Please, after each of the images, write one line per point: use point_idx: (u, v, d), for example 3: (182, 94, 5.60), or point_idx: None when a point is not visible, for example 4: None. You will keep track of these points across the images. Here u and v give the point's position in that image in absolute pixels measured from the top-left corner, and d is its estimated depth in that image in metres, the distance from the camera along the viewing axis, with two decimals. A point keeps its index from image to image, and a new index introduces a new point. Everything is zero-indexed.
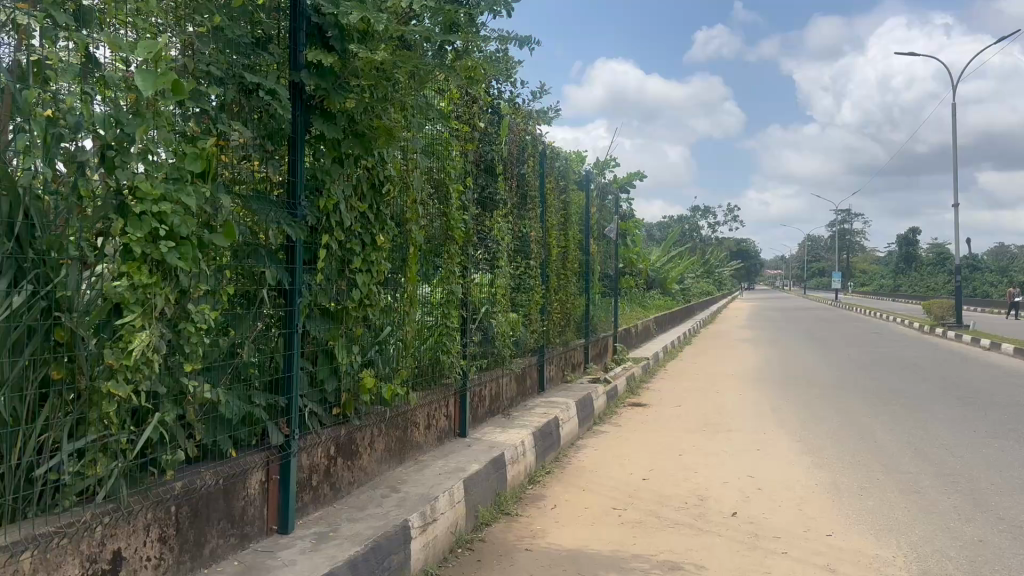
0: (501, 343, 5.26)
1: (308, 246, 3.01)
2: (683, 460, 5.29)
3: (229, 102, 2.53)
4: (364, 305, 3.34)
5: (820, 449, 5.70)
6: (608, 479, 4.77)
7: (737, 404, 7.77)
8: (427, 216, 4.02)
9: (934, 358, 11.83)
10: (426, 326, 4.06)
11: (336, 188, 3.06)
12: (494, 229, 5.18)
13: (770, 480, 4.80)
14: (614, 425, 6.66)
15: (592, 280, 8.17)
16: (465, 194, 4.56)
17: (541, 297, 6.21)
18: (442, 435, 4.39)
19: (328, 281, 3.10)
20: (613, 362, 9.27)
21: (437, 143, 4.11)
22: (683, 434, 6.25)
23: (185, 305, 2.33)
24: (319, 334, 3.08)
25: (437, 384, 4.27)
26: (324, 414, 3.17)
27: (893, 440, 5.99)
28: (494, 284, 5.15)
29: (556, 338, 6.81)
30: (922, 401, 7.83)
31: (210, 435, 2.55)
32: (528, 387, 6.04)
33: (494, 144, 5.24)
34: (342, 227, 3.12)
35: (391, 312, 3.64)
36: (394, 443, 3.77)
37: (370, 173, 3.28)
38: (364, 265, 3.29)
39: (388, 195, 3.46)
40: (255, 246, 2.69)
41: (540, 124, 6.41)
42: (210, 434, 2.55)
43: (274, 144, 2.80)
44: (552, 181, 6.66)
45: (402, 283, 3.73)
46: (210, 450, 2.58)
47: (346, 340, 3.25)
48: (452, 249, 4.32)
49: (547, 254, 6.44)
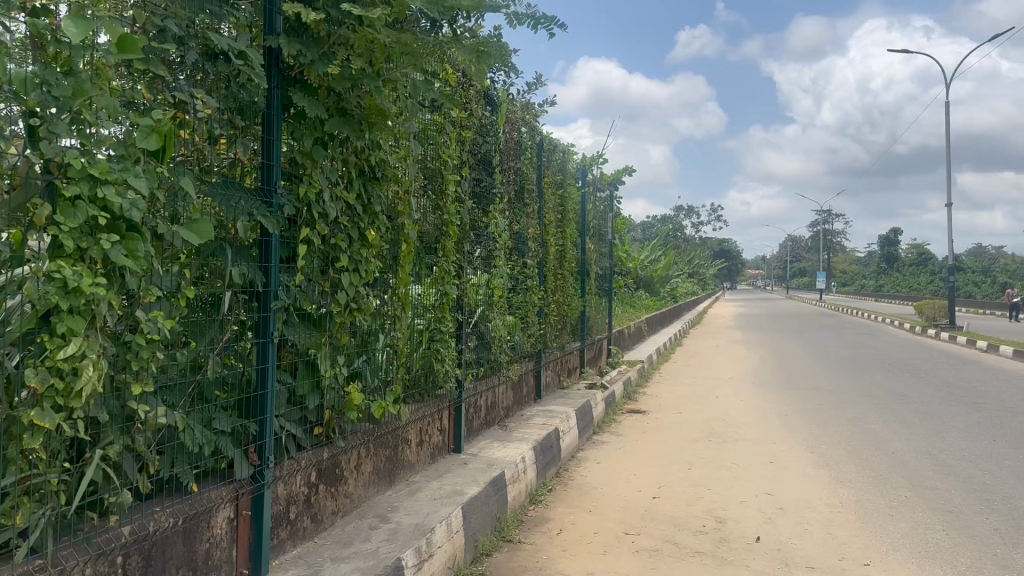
0: (497, 348, 4.86)
1: (286, 241, 2.58)
2: (694, 475, 4.91)
3: (191, 65, 2.09)
4: (351, 309, 2.93)
5: (836, 461, 5.35)
6: (614, 499, 4.38)
7: (741, 410, 7.41)
8: (420, 210, 3.61)
9: (933, 361, 11.53)
10: (418, 330, 3.65)
11: (321, 175, 2.64)
12: (491, 225, 4.78)
13: (790, 499, 4.43)
14: (614, 434, 6.27)
15: (587, 280, 7.78)
16: (461, 186, 4.15)
17: (538, 298, 5.81)
18: (435, 452, 3.98)
19: (310, 282, 2.68)
20: (607, 366, 8.88)
21: (432, 128, 3.70)
22: (689, 444, 5.87)
23: (134, 311, 1.90)
24: (299, 343, 2.66)
25: (431, 394, 3.86)
26: (305, 434, 2.76)
27: (912, 452, 5.65)
28: (490, 284, 4.74)
29: (553, 342, 6.41)
30: (933, 406, 7.51)
31: (165, 467, 2.14)
32: (524, 394, 5.64)
33: (491, 135, 4.85)
34: (326, 220, 2.70)
35: (382, 317, 3.23)
36: (383, 464, 3.36)
37: (360, 157, 2.86)
38: (351, 264, 2.87)
39: (380, 183, 3.05)
40: (222, 240, 2.26)
41: (537, 115, 6.00)
42: (166, 466, 2.14)
43: (247, 120, 2.36)
44: (549, 174, 6.26)
45: (392, 283, 3.31)
46: (165, 485, 2.17)
47: (330, 349, 2.83)
48: (447, 246, 3.92)
49: (544, 252, 6.05)
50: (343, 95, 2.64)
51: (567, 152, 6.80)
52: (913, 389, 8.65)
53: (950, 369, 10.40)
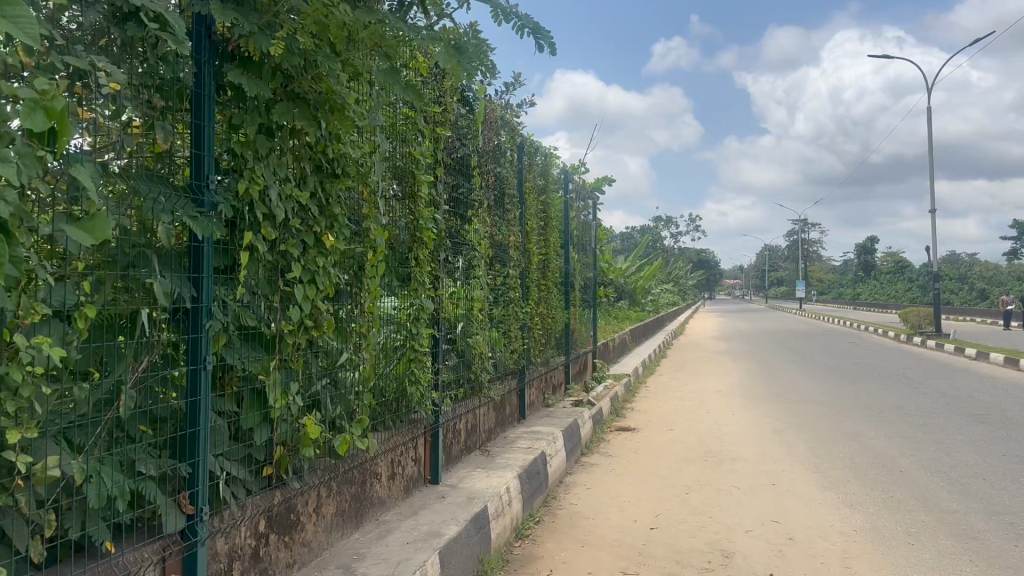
0: (477, 367, 4.45)
1: (224, 247, 2.17)
2: (693, 501, 4.52)
3: (90, 28, 1.69)
4: (309, 327, 2.51)
5: (842, 482, 4.98)
6: (608, 531, 3.98)
7: (734, 426, 7.05)
8: (390, 215, 3.22)
9: (926, 370, 11.25)
10: (388, 348, 3.24)
11: (267, 169, 2.23)
12: (470, 233, 4.39)
13: (800, 528, 4.05)
14: (604, 455, 5.88)
15: (571, 292, 7.41)
16: (437, 189, 3.76)
17: (521, 312, 5.42)
18: (410, 485, 3.57)
19: (255, 296, 2.26)
20: (592, 381, 8.49)
21: (402, 123, 3.30)
22: (683, 466, 5.49)
23: (10, 335, 1.47)
24: (242, 369, 2.24)
25: (404, 420, 3.45)
26: (251, 476, 2.34)
27: (920, 470, 5.30)
28: (468, 296, 4.34)
29: (537, 358, 6.02)
30: (934, 419, 7.18)
31: (69, 527, 1.72)
32: (507, 415, 5.24)
33: (468, 135, 4.47)
34: (274, 223, 2.29)
35: (346, 336, 2.81)
36: (348, 504, 2.94)
37: (317, 150, 2.46)
38: (308, 275, 2.46)
39: (342, 181, 2.64)
40: (142, 249, 1.85)
41: (516, 116, 5.62)
42: (69, 526, 1.72)
43: (171, 100, 1.96)
44: (531, 180, 5.89)
45: (359, 296, 2.91)
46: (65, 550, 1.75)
47: (283, 375, 2.41)
48: (421, 256, 3.51)
49: (526, 263, 5.66)
50: (293, 76, 2.25)
51: (549, 156, 6.44)
52: (910, 400, 8.32)
53: (943, 379, 10.12)
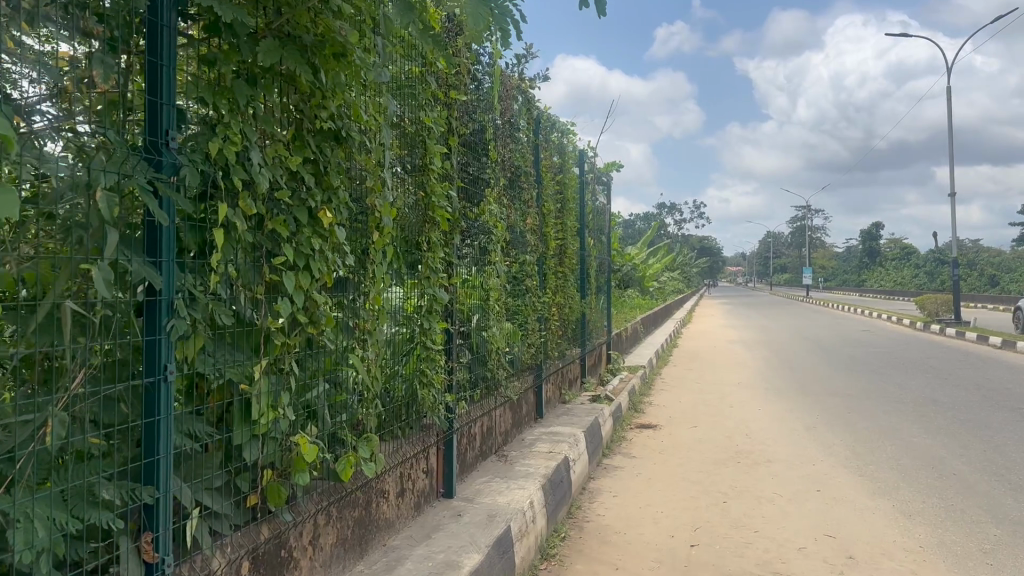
0: (493, 364, 4.00)
1: (194, 224, 1.71)
2: (734, 512, 4.08)
3: None
4: (304, 324, 2.06)
5: (894, 487, 4.53)
6: (643, 549, 3.54)
7: (763, 422, 6.60)
8: (399, 189, 2.76)
9: (952, 360, 10.78)
10: (396, 345, 2.79)
11: (248, 125, 1.78)
12: (485, 214, 3.92)
13: (859, 545, 3.60)
14: (627, 456, 5.43)
15: (587, 281, 6.95)
16: (450, 162, 3.29)
17: (537, 301, 4.95)
18: (421, 501, 3.12)
19: (234, 285, 1.80)
20: (607, 373, 8.03)
21: (411, 82, 2.83)
22: (715, 468, 5.04)
23: None
24: (219, 376, 1.78)
25: (414, 429, 3.00)
26: (232, 510, 1.87)
27: (975, 473, 4.85)
28: (483, 286, 3.88)
29: (555, 351, 5.56)
30: (976, 415, 6.72)
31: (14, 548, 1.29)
32: (524, 415, 4.79)
33: (482, 105, 4.00)
34: (257, 194, 1.83)
35: (347, 332, 2.36)
36: (351, 530, 2.50)
37: (310, 104, 2.00)
38: (303, 259, 2.00)
39: (341, 145, 2.18)
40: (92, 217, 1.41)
41: (532, 88, 5.13)
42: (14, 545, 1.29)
43: (114, 29, 1.52)
44: (547, 158, 5.40)
45: (362, 286, 2.45)
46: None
47: (272, 382, 1.95)
48: (433, 239, 3.05)
49: (543, 248, 5.20)
50: (282, 7, 1.80)
51: (566, 135, 5.96)
52: (945, 393, 7.87)
53: (972, 370, 9.65)
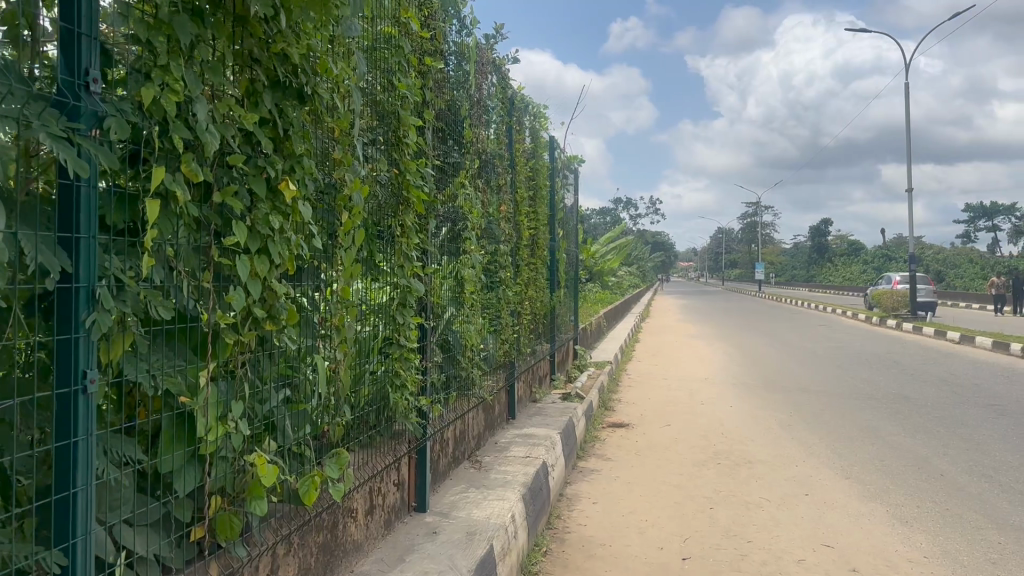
0: (467, 362, 3.68)
1: (123, 193, 1.36)
2: (723, 520, 3.81)
3: None
4: (261, 320, 1.70)
5: (884, 491, 4.32)
6: (632, 563, 3.26)
7: (738, 420, 6.39)
8: (371, 164, 2.42)
9: (915, 355, 10.76)
10: (364, 343, 2.45)
11: (191, 70, 1.42)
12: (459, 199, 3.59)
13: (860, 556, 3.36)
14: (602, 457, 5.15)
15: (557, 273, 6.66)
16: (424, 138, 2.95)
17: (510, 294, 4.63)
18: (391, 517, 2.78)
19: (174, 269, 1.45)
20: (575, 369, 7.76)
21: (383, 44, 2.49)
22: (696, 470, 4.78)
23: None
24: (155, 387, 1.43)
25: (384, 436, 2.67)
26: (170, 549, 1.52)
27: (964, 474, 4.67)
28: (457, 277, 3.55)
29: (526, 347, 5.25)
30: (952, 412, 6.58)
31: None
32: (495, 416, 4.47)
33: (455, 79, 3.66)
34: (204, 157, 1.48)
35: (312, 328, 2.01)
36: (315, 558, 2.15)
37: (268, 52, 1.65)
38: (260, 241, 1.64)
39: (306, 106, 1.82)
40: None
41: (505, 67, 4.80)
42: None
43: None
44: (520, 142, 5.08)
45: (328, 275, 2.10)
46: None
47: (221, 389, 1.60)
48: (407, 223, 2.71)
49: (516, 238, 4.89)
50: None
51: (538, 118, 5.65)
52: (915, 389, 7.75)
53: (936, 365, 9.61)
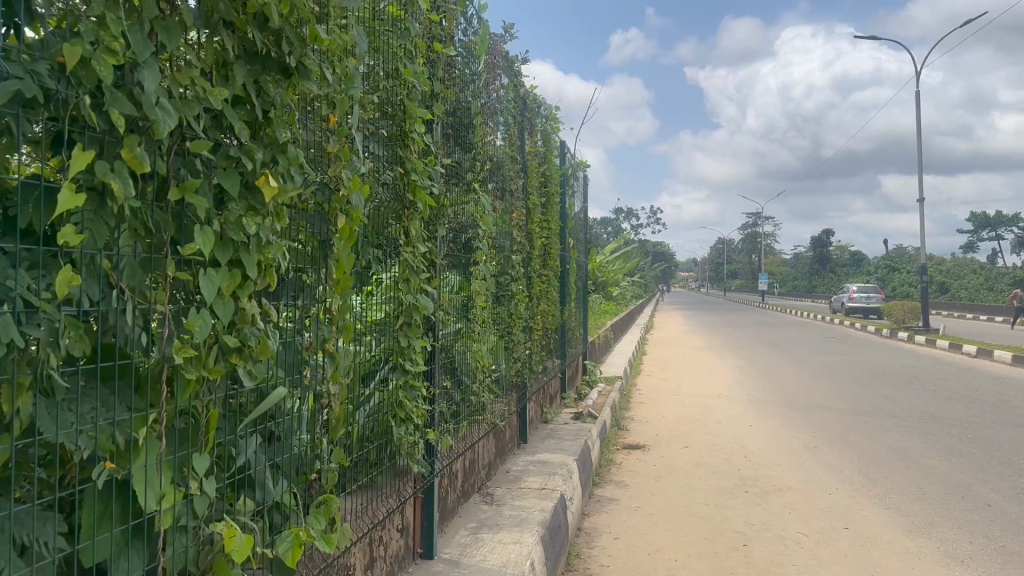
0: (477, 386, 3.32)
1: (40, 185, 1.01)
2: (760, 560, 3.46)
3: None
4: (235, 352, 1.34)
5: (930, 523, 3.97)
6: None
7: (760, 442, 6.02)
8: (371, 160, 2.07)
9: (934, 370, 10.39)
10: (362, 370, 2.10)
11: (137, 25, 1.08)
12: (470, 205, 3.25)
13: None
14: (619, 484, 4.79)
15: (568, 286, 6.31)
16: (432, 134, 2.61)
17: (522, 309, 4.27)
18: (394, 569, 2.42)
19: (112, 286, 1.10)
20: (586, 386, 7.40)
21: (386, 23, 2.15)
22: (722, 499, 4.42)
23: None
24: (85, 443, 1.08)
25: (387, 477, 2.31)
26: None
27: (1014, 504, 4.31)
28: (467, 291, 3.20)
29: (538, 366, 4.89)
30: (986, 432, 6.22)
31: None
32: (506, 441, 4.11)
33: (464, 73, 3.33)
34: (154, 142, 1.13)
35: (297, 356, 1.66)
36: None
37: (242, 13, 1.30)
38: (232, 250, 1.29)
39: (292, 84, 1.48)
40: None
41: (517, 65, 4.46)
42: None
43: None
44: (532, 145, 4.74)
45: (320, 293, 1.75)
46: None
47: (177, 442, 1.24)
48: (412, 230, 2.37)
49: (528, 248, 4.54)
50: None
51: (550, 121, 5.31)
52: (943, 408, 7.38)
53: (959, 380, 9.24)
